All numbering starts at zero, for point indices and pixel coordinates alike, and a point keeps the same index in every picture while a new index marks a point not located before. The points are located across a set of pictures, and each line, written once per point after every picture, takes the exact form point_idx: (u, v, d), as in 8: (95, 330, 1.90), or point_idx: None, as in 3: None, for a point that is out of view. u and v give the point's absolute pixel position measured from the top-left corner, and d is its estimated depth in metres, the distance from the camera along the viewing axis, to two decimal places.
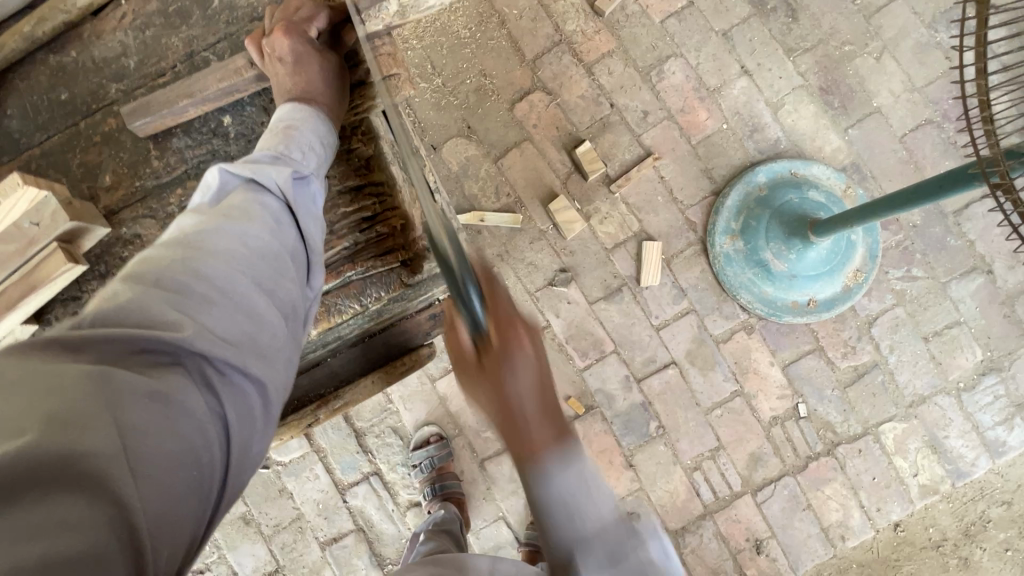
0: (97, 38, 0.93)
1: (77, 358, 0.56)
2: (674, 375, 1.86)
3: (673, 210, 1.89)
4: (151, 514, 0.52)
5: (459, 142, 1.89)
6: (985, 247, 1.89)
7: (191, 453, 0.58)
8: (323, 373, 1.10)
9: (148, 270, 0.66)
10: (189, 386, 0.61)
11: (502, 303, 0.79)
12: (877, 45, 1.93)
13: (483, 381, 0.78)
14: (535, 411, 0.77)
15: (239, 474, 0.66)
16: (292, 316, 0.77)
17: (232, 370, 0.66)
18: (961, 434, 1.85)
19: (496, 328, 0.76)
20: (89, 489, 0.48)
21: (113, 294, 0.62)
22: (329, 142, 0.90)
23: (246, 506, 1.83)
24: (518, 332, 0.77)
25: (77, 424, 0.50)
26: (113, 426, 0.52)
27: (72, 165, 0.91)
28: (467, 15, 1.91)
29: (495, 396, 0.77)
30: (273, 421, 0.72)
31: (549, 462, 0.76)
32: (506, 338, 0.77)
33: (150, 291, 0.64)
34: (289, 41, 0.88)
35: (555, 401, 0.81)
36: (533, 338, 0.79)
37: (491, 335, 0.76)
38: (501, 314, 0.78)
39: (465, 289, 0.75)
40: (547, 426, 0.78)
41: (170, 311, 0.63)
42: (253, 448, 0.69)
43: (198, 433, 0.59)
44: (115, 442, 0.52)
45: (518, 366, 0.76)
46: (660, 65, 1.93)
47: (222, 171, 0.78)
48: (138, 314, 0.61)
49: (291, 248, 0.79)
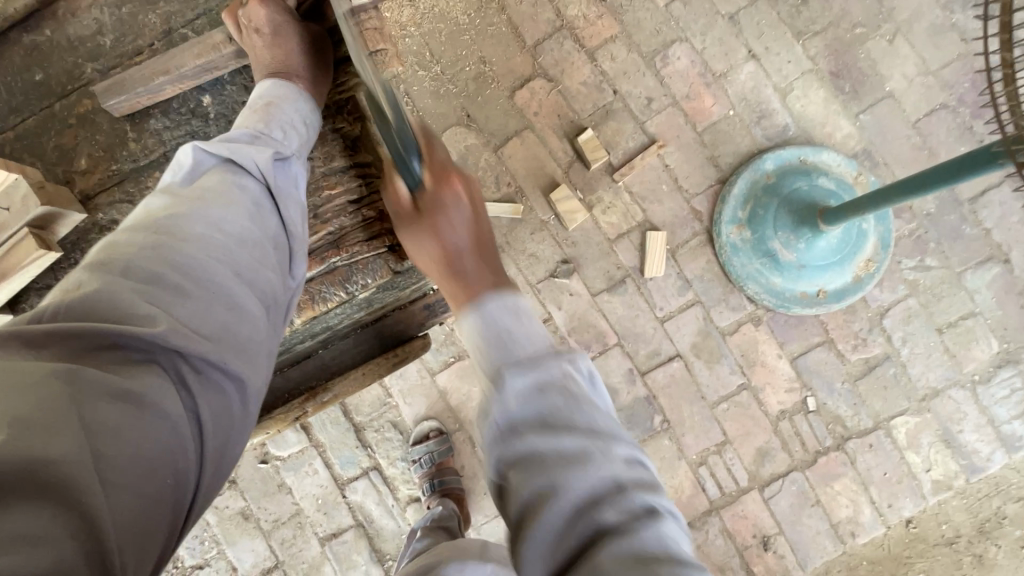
0: (72, 16, 0.90)
1: (40, 357, 0.52)
2: (679, 368, 1.82)
3: (677, 199, 1.84)
4: (120, 523, 0.49)
5: (458, 131, 1.85)
6: (1002, 235, 1.83)
7: (164, 456, 0.55)
8: (314, 365, 1.07)
9: (119, 260, 0.62)
10: (162, 382, 0.58)
11: (439, 155, 0.84)
12: (890, 27, 1.86)
13: (420, 227, 0.81)
14: (468, 249, 0.78)
15: (214, 477, 0.63)
16: (274, 309, 0.74)
17: (210, 366, 0.62)
18: (976, 429, 1.80)
19: (432, 176, 0.81)
20: (55, 496, 0.44)
21: (80, 288, 0.59)
22: (312, 121, 0.87)
23: (245, 502, 1.81)
24: (453, 180, 0.81)
25: (41, 427, 0.47)
26: (79, 429, 0.49)
27: (47, 149, 0.88)
28: (465, 0, 1.87)
29: (431, 242, 0.79)
30: (253, 421, 0.69)
31: (484, 298, 0.68)
32: (440, 183, 0.80)
33: (122, 282, 0.60)
34: (265, 10, 0.87)
35: (492, 248, 0.80)
36: (468, 186, 0.83)
37: (427, 182, 0.81)
38: (437, 163, 0.82)
39: (404, 149, 0.80)
40: (479, 270, 0.75)
41: (142, 303, 0.60)
42: (232, 449, 0.66)
43: (171, 434, 0.56)
44: (81, 445, 0.48)
45: (452, 211, 0.80)
46: (665, 50, 1.87)
47: (196, 149, 0.75)
48: (107, 308, 0.58)
49: (272, 235, 0.75)
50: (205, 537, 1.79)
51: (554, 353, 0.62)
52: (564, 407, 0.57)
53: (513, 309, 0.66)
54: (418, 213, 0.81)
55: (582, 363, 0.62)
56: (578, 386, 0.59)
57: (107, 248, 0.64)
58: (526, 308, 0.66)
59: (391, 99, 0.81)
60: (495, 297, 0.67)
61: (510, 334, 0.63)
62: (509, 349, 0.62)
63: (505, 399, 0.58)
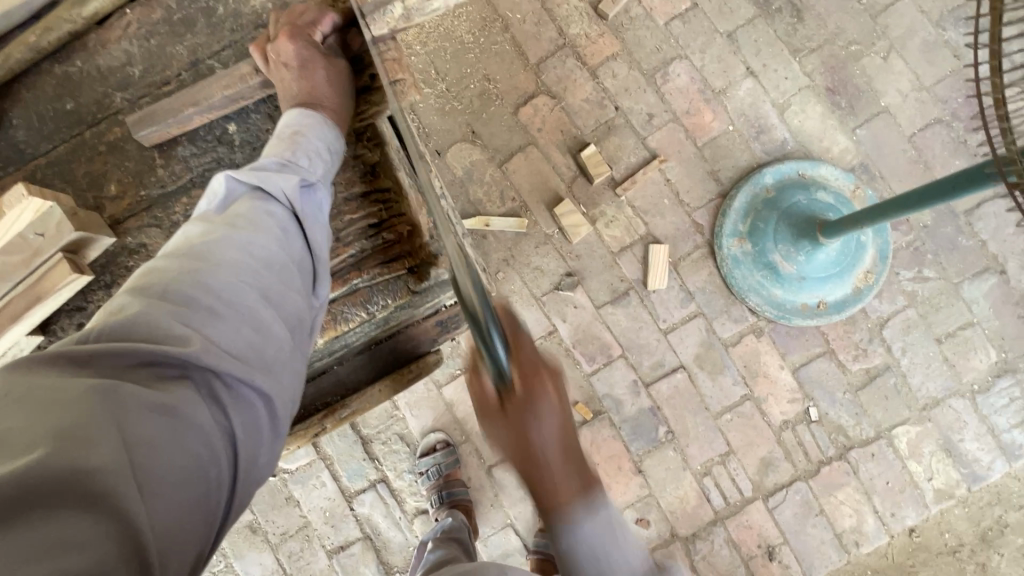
0: (102, 47, 0.93)
1: (81, 373, 0.55)
2: (683, 379, 1.84)
3: (679, 213, 1.88)
4: (158, 531, 0.51)
5: (464, 147, 1.88)
6: (997, 246, 1.86)
7: (196, 468, 0.57)
8: (330, 381, 1.09)
9: (154, 283, 0.65)
10: (195, 399, 0.60)
11: (526, 351, 0.82)
12: (884, 44, 1.91)
13: (505, 428, 0.82)
14: (555, 454, 0.82)
15: (244, 491, 0.65)
16: (298, 329, 0.76)
17: (239, 384, 0.65)
18: (976, 437, 1.82)
19: (521, 378, 0.79)
20: (96, 505, 0.46)
21: (120, 308, 0.62)
22: (336, 149, 0.89)
23: (253, 515, 1.82)
24: (542, 377, 0.81)
25: (83, 438, 0.49)
26: (118, 442, 0.51)
27: (77, 175, 0.91)
28: (470, 20, 1.91)
29: (516, 440, 0.81)
30: (280, 437, 0.71)
31: (576, 513, 0.82)
32: (530, 384, 0.79)
33: (157, 303, 0.63)
34: (294, 45, 0.88)
35: (576, 450, 0.85)
36: (555, 381, 0.83)
37: (516, 384, 0.78)
38: (525, 363, 0.80)
39: (489, 338, 0.74)
40: (570, 480, 0.83)
41: (176, 324, 0.62)
42: (259, 462, 0.68)
43: (205, 448, 0.59)
44: (119, 456, 0.51)
45: (543, 418, 0.80)
46: (665, 67, 1.92)
47: (228, 177, 0.77)
48: (143, 328, 0.61)
49: (298, 259, 0.78)
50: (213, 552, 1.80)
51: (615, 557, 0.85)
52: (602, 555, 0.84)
53: (603, 522, 0.84)
54: (501, 406, 0.81)
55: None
56: (625, 527, 0.87)
57: (142, 271, 0.67)
58: (617, 517, 0.86)
59: (476, 287, 0.73)
60: (587, 514, 0.83)
61: (603, 547, 0.83)
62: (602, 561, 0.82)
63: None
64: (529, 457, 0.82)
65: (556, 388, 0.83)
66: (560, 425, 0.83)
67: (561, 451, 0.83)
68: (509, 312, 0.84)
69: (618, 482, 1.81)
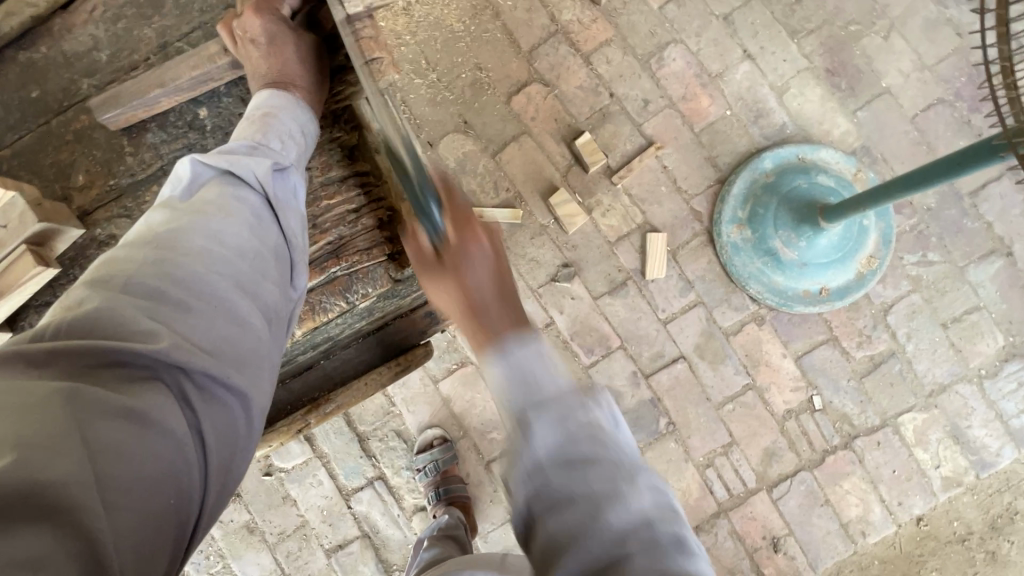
0: (67, 32, 0.90)
1: (41, 378, 0.52)
2: (683, 370, 1.81)
3: (677, 200, 1.84)
4: (125, 544, 0.48)
5: (456, 138, 1.85)
6: (1004, 228, 1.82)
7: (167, 475, 0.54)
8: (317, 376, 1.06)
9: (120, 277, 0.62)
10: (165, 400, 0.57)
11: (460, 205, 0.80)
12: (885, 23, 1.87)
13: (443, 276, 0.76)
14: (492, 298, 0.72)
15: (220, 493, 0.63)
16: (276, 321, 0.73)
17: (212, 382, 0.62)
18: (984, 424, 1.79)
19: (454, 226, 0.78)
20: (57, 521, 0.44)
21: (81, 306, 0.59)
22: (310, 131, 0.87)
23: (249, 515, 1.80)
24: (475, 226, 0.78)
25: (45, 448, 0.46)
26: (81, 452, 0.48)
27: (45, 165, 0.88)
28: (459, 8, 1.87)
29: (456, 294, 0.74)
30: (258, 435, 0.69)
31: (507, 340, 0.64)
32: (467, 239, 0.76)
33: (123, 298, 0.60)
34: (260, 20, 0.86)
35: (515, 293, 0.75)
36: (491, 235, 0.78)
37: (449, 233, 0.77)
38: (459, 213, 0.79)
39: (426, 200, 0.80)
40: (505, 312, 0.70)
41: (144, 319, 0.59)
42: (236, 464, 0.65)
43: (176, 452, 0.56)
44: (82, 468, 0.48)
45: (478, 255, 0.76)
46: (660, 52, 1.87)
47: (195, 162, 0.74)
48: (107, 325, 0.57)
49: (273, 246, 0.75)
50: (210, 552, 1.78)
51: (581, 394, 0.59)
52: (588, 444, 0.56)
53: (537, 352, 0.62)
54: (439, 261, 0.77)
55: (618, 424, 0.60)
56: (606, 430, 0.58)
57: (108, 265, 0.63)
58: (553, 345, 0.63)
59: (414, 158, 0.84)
60: (520, 343, 0.63)
61: (538, 379, 0.60)
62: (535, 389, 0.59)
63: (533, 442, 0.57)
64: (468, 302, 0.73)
65: (496, 251, 0.77)
66: (497, 266, 0.76)
67: (498, 296, 0.73)
68: (447, 181, 0.84)
69: None
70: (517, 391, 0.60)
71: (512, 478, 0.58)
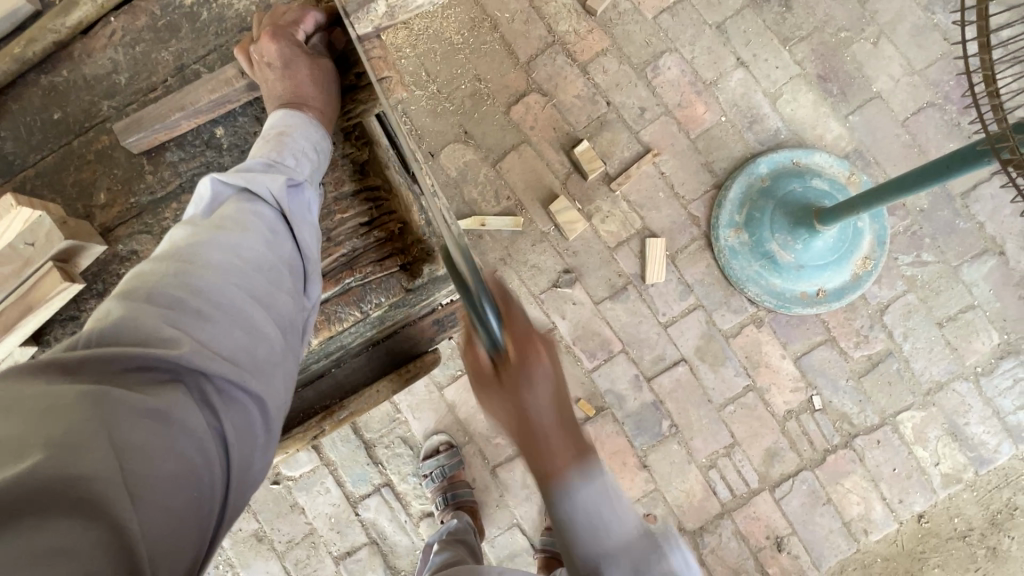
0: (87, 56, 0.93)
1: (72, 380, 0.55)
2: (685, 372, 1.83)
3: (675, 206, 1.87)
4: (152, 537, 0.50)
5: (457, 148, 1.88)
6: (995, 228, 1.85)
7: (190, 473, 0.56)
8: (328, 384, 1.09)
9: (142, 286, 0.65)
10: (187, 403, 0.59)
11: (519, 320, 0.78)
12: (874, 30, 1.91)
13: (501, 394, 0.80)
14: (552, 422, 0.80)
15: (239, 495, 0.65)
16: (290, 330, 0.76)
17: (231, 387, 0.65)
18: (982, 420, 1.81)
19: (514, 344, 0.77)
20: (87, 513, 0.46)
21: (106, 314, 0.62)
22: (323, 148, 0.90)
23: (258, 523, 1.81)
24: (535, 344, 0.79)
25: (75, 445, 0.49)
26: (109, 448, 0.51)
27: (67, 184, 0.91)
28: (459, 21, 1.91)
29: (510, 408, 0.80)
30: (275, 439, 0.71)
31: (572, 478, 0.78)
32: (525, 353, 0.78)
33: (146, 307, 0.63)
34: (276, 45, 0.87)
35: (573, 418, 0.83)
36: (548, 348, 0.82)
37: (509, 350, 0.76)
38: (518, 331, 0.78)
39: (481, 306, 0.70)
40: (567, 441, 0.80)
41: (167, 327, 0.62)
42: (254, 466, 0.68)
43: (197, 452, 0.58)
44: (111, 464, 0.50)
45: (536, 379, 0.79)
46: (655, 61, 1.92)
47: (214, 180, 0.77)
48: (132, 333, 0.60)
49: (288, 259, 0.78)
50: (220, 562, 1.79)
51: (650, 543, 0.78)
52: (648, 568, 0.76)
53: (600, 487, 0.79)
54: (497, 376, 0.79)
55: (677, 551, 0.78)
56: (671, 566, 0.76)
57: (131, 276, 0.66)
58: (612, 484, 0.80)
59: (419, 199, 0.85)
60: (583, 479, 0.79)
61: (598, 508, 0.78)
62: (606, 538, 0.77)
63: None
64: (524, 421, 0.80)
65: (552, 361, 0.82)
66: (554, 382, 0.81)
67: (557, 420, 0.81)
68: (500, 280, 0.81)
69: (623, 478, 1.80)
70: (585, 531, 0.77)
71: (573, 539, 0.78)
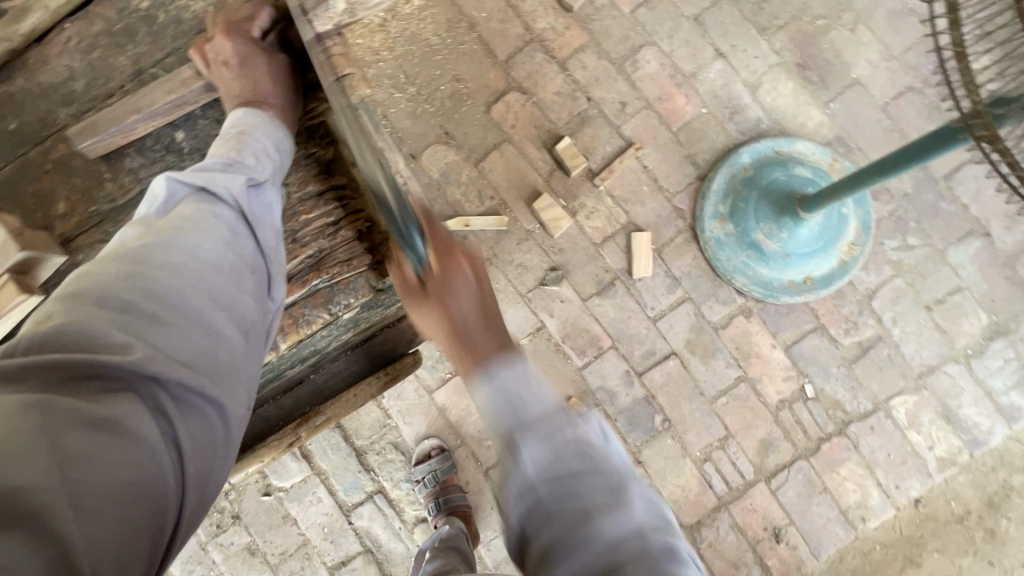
0: (43, 64, 0.92)
1: (12, 392, 0.52)
2: (675, 366, 1.82)
3: (659, 199, 1.86)
4: (97, 551, 0.49)
5: (438, 149, 1.87)
6: (980, 210, 1.85)
7: (141, 483, 0.54)
8: (307, 391, 1.08)
9: (92, 290, 0.63)
10: (139, 409, 0.57)
11: (441, 235, 0.88)
12: (851, 17, 1.91)
13: (430, 307, 0.83)
14: (476, 318, 0.81)
15: (197, 502, 0.63)
16: (253, 333, 0.74)
17: (187, 393, 0.63)
18: (974, 402, 1.81)
19: (436, 257, 0.84)
20: (24, 527, 0.45)
21: (51, 319, 0.59)
22: (284, 147, 0.88)
23: (250, 536, 1.78)
24: (455, 254, 0.85)
25: (16, 457, 0.47)
26: (50, 460, 0.49)
27: (25, 195, 0.89)
28: (435, 21, 1.90)
29: (441, 316, 0.82)
30: (236, 445, 0.69)
31: (492, 363, 0.71)
32: (445, 263, 0.84)
33: (94, 312, 0.61)
34: (231, 44, 0.88)
35: (500, 320, 0.83)
36: (472, 260, 0.87)
37: (433, 263, 0.84)
38: (440, 244, 0.86)
39: (408, 233, 0.84)
40: (490, 336, 0.78)
41: (118, 331, 0.60)
42: (214, 474, 0.66)
43: (150, 461, 0.56)
44: (52, 477, 0.48)
45: (458, 286, 0.83)
46: (634, 55, 1.91)
47: (169, 180, 0.76)
48: (79, 338, 0.58)
49: (250, 260, 0.76)
50: None
51: (568, 413, 0.65)
52: (578, 464, 0.61)
53: (519, 373, 0.68)
54: (424, 290, 0.85)
55: (593, 419, 0.65)
56: (594, 446, 0.63)
57: (80, 279, 0.64)
58: (534, 371, 0.69)
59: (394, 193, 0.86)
60: (505, 364, 0.70)
61: (521, 397, 0.66)
62: (523, 412, 0.64)
63: (522, 463, 0.62)
64: (454, 327, 0.80)
65: (474, 271, 0.86)
66: (479, 290, 0.85)
67: (478, 314, 0.82)
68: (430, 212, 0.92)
69: None
70: (504, 417, 0.65)
71: (506, 501, 0.63)
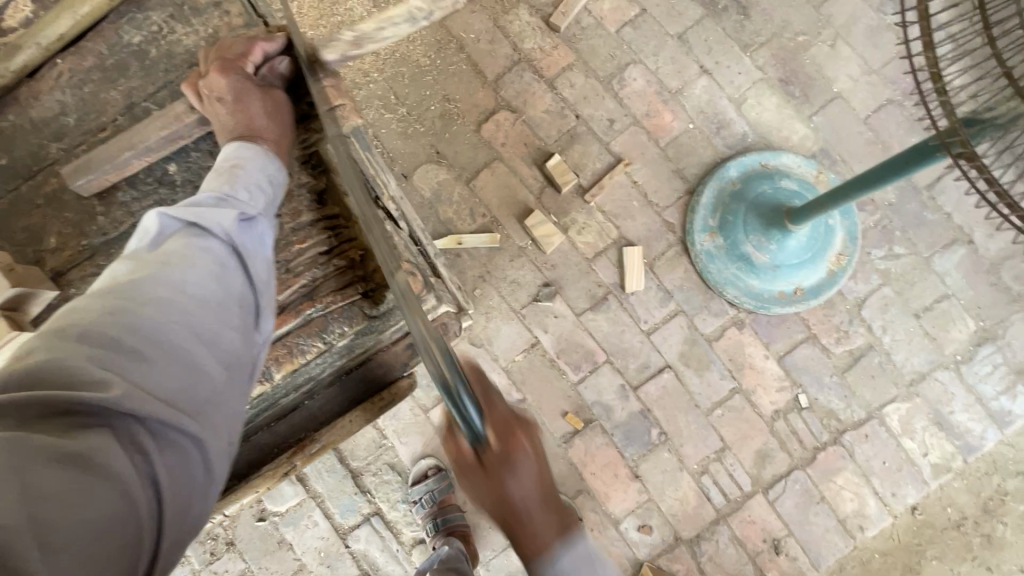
0: (34, 99, 0.93)
1: None
2: (670, 379, 1.83)
3: (649, 213, 1.89)
4: None
5: (429, 168, 1.88)
6: (963, 218, 1.89)
7: (111, 521, 0.54)
8: (302, 417, 1.08)
9: (73, 324, 0.62)
10: (116, 447, 0.57)
11: (497, 405, 0.79)
12: (830, 32, 1.96)
13: (486, 482, 0.79)
14: (536, 504, 0.81)
15: (174, 537, 0.62)
16: (237, 367, 0.74)
17: (166, 429, 0.62)
18: (966, 407, 1.83)
19: (496, 435, 0.76)
20: None
21: (32, 353, 0.59)
22: (278, 179, 0.89)
23: (245, 563, 1.76)
24: (517, 436, 0.78)
25: None
26: (20, 497, 0.49)
27: (16, 230, 0.89)
28: (425, 43, 1.93)
29: (495, 495, 0.79)
30: (217, 480, 0.69)
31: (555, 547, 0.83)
32: (507, 444, 0.77)
33: (74, 346, 0.60)
34: (224, 79, 0.89)
35: (555, 494, 0.85)
36: (530, 437, 0.81)
37: (492, 442, 0.76)
38: (498, 418, 0.78)
39: (464, 407, 0.72)
40: (550, 516, 0.82)
41: (98, 368, 0.60)
42: (193, 510, 0.65)
43: (123, 498, 0.56)
44: (20, 514, 0.48)
45: (519, 468, 0.77)
46: (621, 73, 1.94)
47: (161, 214, 0.76)
48: (60, 372, 0.58)
49: (238, 295, 0.76)
50: None
51: None
52: None
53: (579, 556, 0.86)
54: (482, 468, 0.78)
55: None
56: None
57: (63, 313, 0.64)
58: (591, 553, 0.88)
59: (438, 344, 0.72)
60: (565, 549, 0.85)
61: None
62: None
63: None
64: (512, 513, 0.80)
65: (534, 448, 0.80)
66: (538, 471, 0.81)
67: (538, 496, 0.81)
68: (477, 370, 0.82)
69: (617, 490, 1.78)
70: None
71: None
